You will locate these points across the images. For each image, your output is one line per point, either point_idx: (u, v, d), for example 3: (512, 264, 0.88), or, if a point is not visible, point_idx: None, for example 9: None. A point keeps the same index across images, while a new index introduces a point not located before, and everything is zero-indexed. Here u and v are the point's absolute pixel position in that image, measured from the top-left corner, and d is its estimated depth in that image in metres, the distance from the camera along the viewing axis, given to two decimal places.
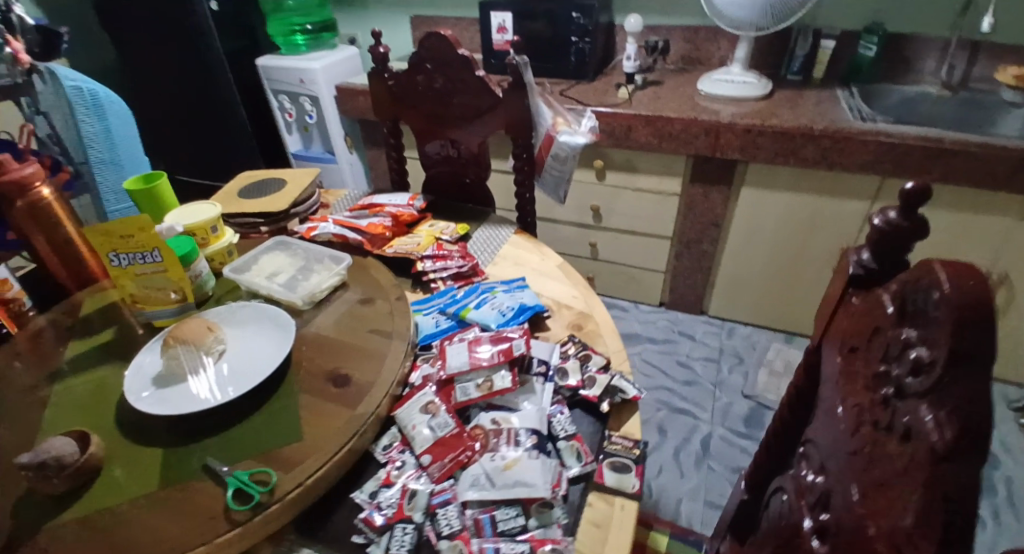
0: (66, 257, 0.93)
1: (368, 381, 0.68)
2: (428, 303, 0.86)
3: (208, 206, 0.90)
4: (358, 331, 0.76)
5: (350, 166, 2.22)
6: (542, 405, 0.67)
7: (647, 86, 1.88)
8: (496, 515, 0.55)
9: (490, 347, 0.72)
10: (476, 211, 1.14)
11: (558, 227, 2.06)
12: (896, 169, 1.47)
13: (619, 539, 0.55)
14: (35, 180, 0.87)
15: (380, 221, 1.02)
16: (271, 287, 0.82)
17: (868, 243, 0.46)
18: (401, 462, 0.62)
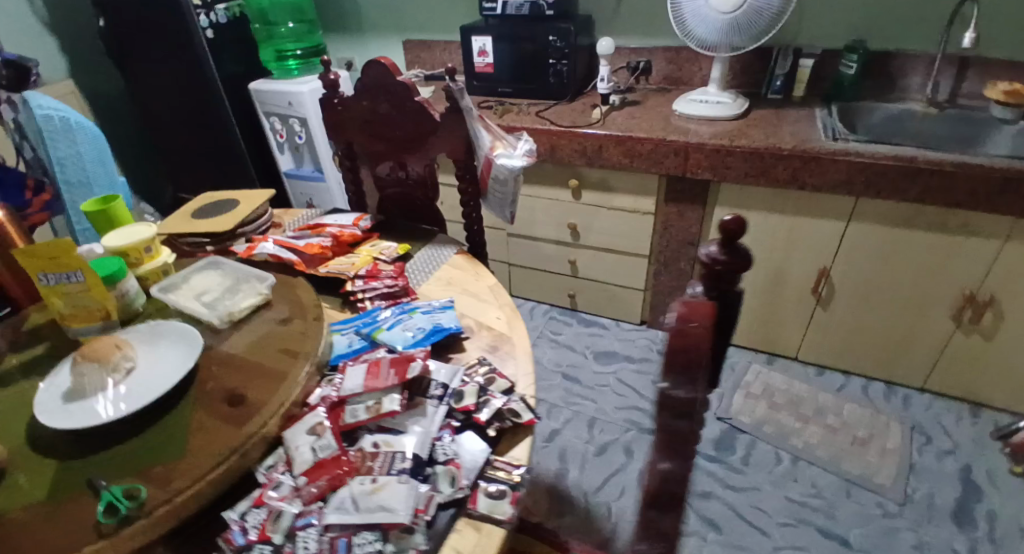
0: (20, 275, 0.97)
1: (261, 401, 0.70)
2: (349, 323, 0.88)
3: (142, 226, 0.95)
4: (269, 353, 0.78)
5: (338, 184, 2.27)
6: (430, 428, 0.67)
7: (624, 106, 1.88)
8: (355, 537, 0.57)
9: (388, 369, 0.72)
10: (424, 231, 1.16)
11: (538, 245, 2.08)
12: (870, 190, 1.40)
13: None
14: None
15: (321, 241, 1.04)
16: (196, 308, 0.86)
17: (701, 278, 0.46)
18: (278, 483, 0.63)
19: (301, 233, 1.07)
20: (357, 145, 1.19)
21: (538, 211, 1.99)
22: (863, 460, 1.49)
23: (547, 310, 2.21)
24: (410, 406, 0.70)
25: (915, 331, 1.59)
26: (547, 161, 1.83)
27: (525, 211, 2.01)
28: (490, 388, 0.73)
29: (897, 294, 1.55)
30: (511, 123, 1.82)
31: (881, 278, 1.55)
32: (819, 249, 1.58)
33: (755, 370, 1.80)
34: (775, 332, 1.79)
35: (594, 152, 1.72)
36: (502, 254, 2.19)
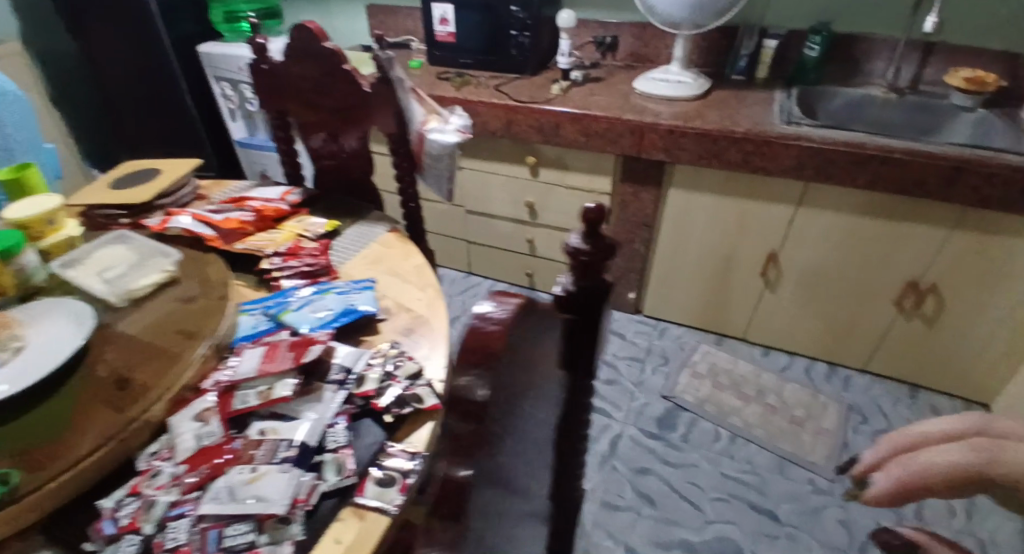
0: None
1: (151, 383, 0.70)
2: (262, 304, 0.86)
3: (49, 197, 0.91)
4: (166, 332, 0.78)
5: None
6: (323, 415, 0.65)
7: (586, 83, 1.84)
8: (226, 526, 0.55)
9: (285, 353, 0.71)
10: (357, 207, 1.12)
11: (497, 223, 2.04)
12: (819, 175, 1.39)
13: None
14: None
15: (241, 216, 1.01)
16: (100, 287, 0.84)
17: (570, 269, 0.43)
18: (158, 471, 0.63)
19: (223, 207, 1.04)
20: (288, 115, 1.13)
21: (497, 188, 1.95)
22: (800, 440, 1.51)
23: (506, 289, 2.19)
24: (306, 391, 0.68)
25: (859, 315, 1.60)
26: (505, 136, 1.78)
27: (483, 188, 1.97)
28: (394, 374, 0.71)
29: (844, 278, 1.56)
30: (468, 96, 1.76)
31: (829, 262, 1.55)
32: (770, 233, 1.58)
33: (705, 351, 1.81)
34: (727, 313, 1.80)
35: (550, 129, 1.68)
36: (462, 231, 2.15)
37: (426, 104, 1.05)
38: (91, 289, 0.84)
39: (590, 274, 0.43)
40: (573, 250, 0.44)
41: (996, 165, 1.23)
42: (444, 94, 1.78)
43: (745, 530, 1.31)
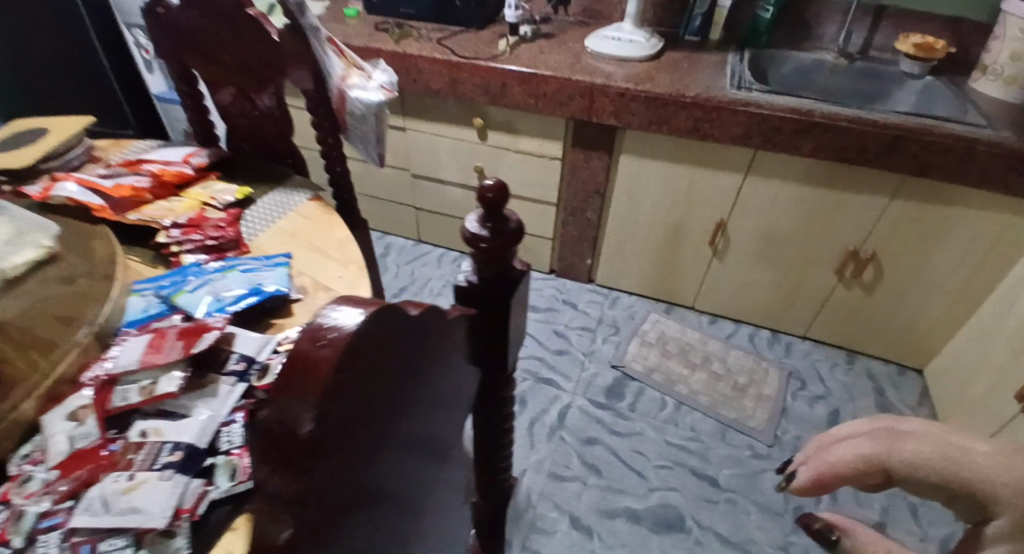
0: None
1: (20, 377, 0.61)
2: (157, 283, 0.77)
3: None
4: (41, 318, 0.68)
5: None
6: (217, 412, 0.59)
7: (535, 39, 1.74)
8: (99, 544, 0.48)
9: (173, 342, 0.63)
10: (277, 174, 1.02)
11: (444, 189, 1.95)
12: (767, 143, 1.36)
13: None
14: None
15: (136, 182, 0.92)
16: None
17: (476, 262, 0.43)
18: (28, 477, 0.54)
19: (114, 171, 0.95)
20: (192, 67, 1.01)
21: (443, 151, 1.85)
22: (741, 406, 1.54)
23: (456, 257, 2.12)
24: (195, 385, 0.61)
25: (802, 283, 1.62)
26: (449, 96, 1.68)
27: (429, 151, 1.87)
28: None
29: (789, 247, 1.56)
30: (410, 51, 1.64)
31: (775, 230, 1.55)
32: (719, 201, 1.55)
33: (654, 320, 1.81)
34: (676, 282, 1.79)
35: (497, 90, 1.59)
36: (408, 198, 2.05)
37: (346, 58, 0.94)
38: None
39: (491, 258, 0.42)
40: (473, 235, 0.42)
41: (937, 134, 1.23)
42: (383, 47, 1.65)
43: (686, 496, 1.33)
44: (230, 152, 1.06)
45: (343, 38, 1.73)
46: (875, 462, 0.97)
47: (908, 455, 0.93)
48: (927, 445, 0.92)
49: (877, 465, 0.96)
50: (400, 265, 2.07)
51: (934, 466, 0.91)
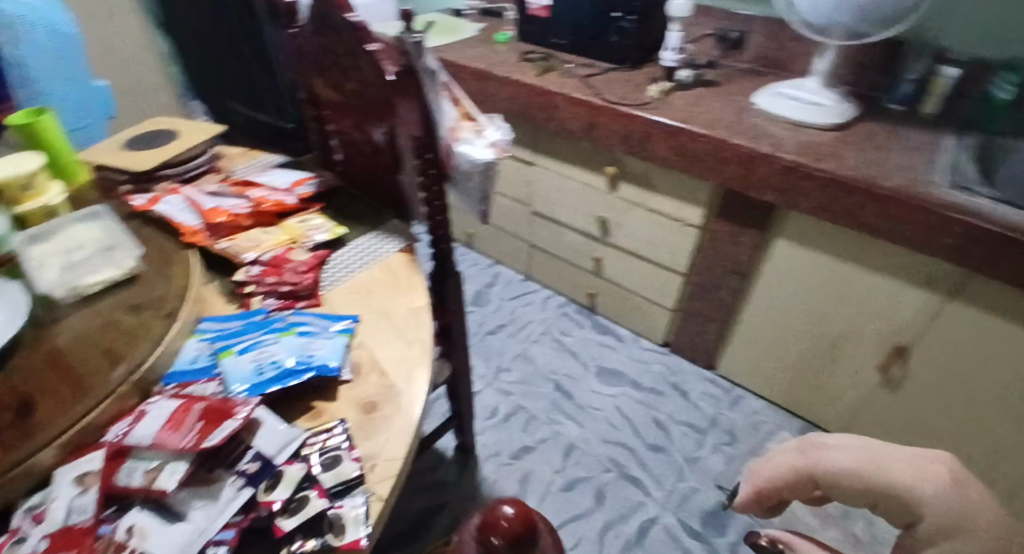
0: None
1: (49, 420, 0.57)
2: (220, 327, 0.72)
3: (31, 157, 0.85)
4: (90, 350, 0.65)
5: None
6: (209, 524, 0.50)
7: (694, 85, 1.54)
8: None
9: (194, 421, 0.56)
10: (375, 219, 0.97)
11: (562, 232, 1.81)
12: (985, 267, 1.03)
13: None
14: None
15: (235, 205, 0.89)
16: (45, 269, 0.75)
17: None
18: (22, 538, 0.48)
19: (224, 191, 0.94)
20: (324, 93, 1.00)
21: (567, 192, 1.71)
22: None
23: (562, 302, 1.94)
24: (200, 482, 0.53)
25: (999, 448, 1.23)
26: (584, 138, 1.54)
27: (554, 190, 1.75)
28: (319, 478, 0.55)
29: (982, 399, 1.20)
30: (550, 86, 1.53)
31: (970, 373, 1.19)
32: (897, 318, 1.24)
33: (784, 440, 1.50)
34: (819, 398, 1.47)
35: (637, 139, 1.42)
36: (524, 232, 1.93)
37: (460, 104, 0.85)
38: (28, 271, 0.74)
39: None
40: None
41: None
42: (524, 79, 1.58)
43: None
44: (338, 184, 1.03)
45: (486, 64, 1.68)
46: (805, 474, 0.60)
47: (832, 465, 0.58)
48: (855, 454, 0.57)
49: (807, 478, 0.60)
50: (502, 298, 1.94)
51: (867, 481, 0.55)
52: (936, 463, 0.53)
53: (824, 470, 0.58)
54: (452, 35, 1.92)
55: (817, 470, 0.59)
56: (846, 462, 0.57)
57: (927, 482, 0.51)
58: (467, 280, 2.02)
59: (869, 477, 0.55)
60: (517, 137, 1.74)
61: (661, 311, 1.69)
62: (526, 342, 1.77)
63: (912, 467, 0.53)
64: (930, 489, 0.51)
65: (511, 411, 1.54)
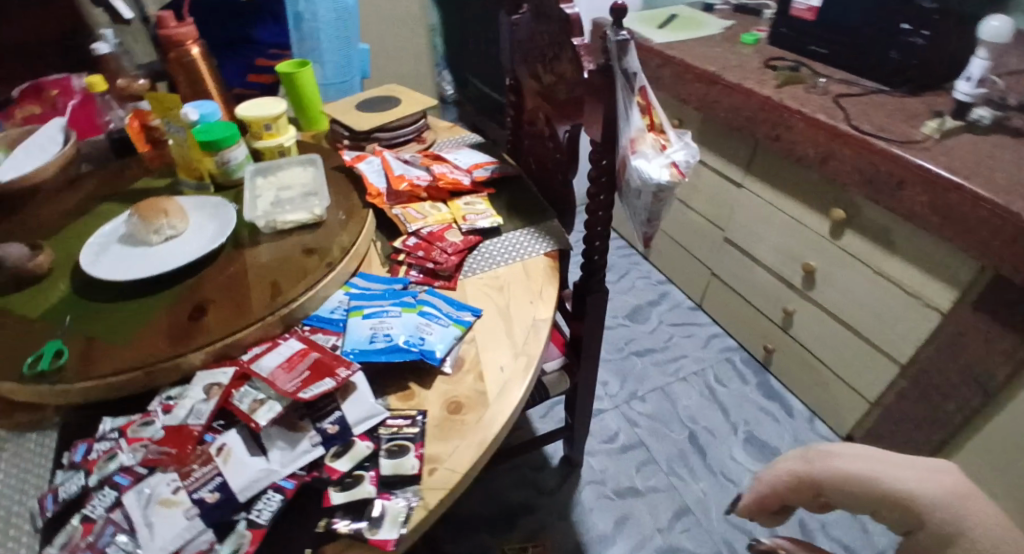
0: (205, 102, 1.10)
1: (210, 328, 0.69)
2: (364, 285, 0.78)
3: (279, 102, 0.98)
4: (261, 277, 0.76)
5: None
6: (275, 467, 0.54)
7: (993, 128, 1.17)
8: (104, 549, 0.49)
9: (302, 371, 0.60)
10: (539, 216, 0.94)
11: (755, 269, 1.58)
12: None
13: None
14: (186, 40, 1.06)
15: (417, 176, 0.94)
16: (259, 199, 0.88)
17: None
18: (151, 421, 0.61)
19: (414, 160, 1.00)
20: (529, 80, 0.99)
21: (773, 226, 1.48)
22: None
23: (729, 346, 1.72)
24: (289, 424, 0.57)
25: None
26: (812, 168, 1.31)
27: (758, 221, 1.52)
28: (379, 463, 0.55)
29: None
30: (788, 101, 1.31)
31: None
32: None
33: None
34: None
35: (887, 185, 1.14)
36: (710, 257, 1.74)
37: (647, 112, 0.78)
38: (245, 198, 0.88)
39: None
40: None
41: None
42: (757, 88, 1.38)
43: None
44: (515, 173, 1.02)
45: (719, 66, 1.52)
46: (813, 483, 0.63)
47: (843, 472, 0.60)
48: (863, 461, 0.60)
49: (813, 484, 0.63)
50: (664, 321, 1.79)
51: (875, 488, 0.57)
52: (937, 473, 0.57)
53: (834, 476, 0.61)
54: (695, 30, 1.77)
55: (831, 480, 0.61)
56: (866, 471, 0.59)
57: (931, 491, 0.56)
58: (634, 290, 1.91)
59: (877, 485, 0.58)
60: (733, 153, 1.56)
61: (856, 396, 1.39)
62: (673, 377, 1.61)
63: (915, 475, 0.57)
64: (933, 497, 0.55)
65: (631, 444, 1.43)
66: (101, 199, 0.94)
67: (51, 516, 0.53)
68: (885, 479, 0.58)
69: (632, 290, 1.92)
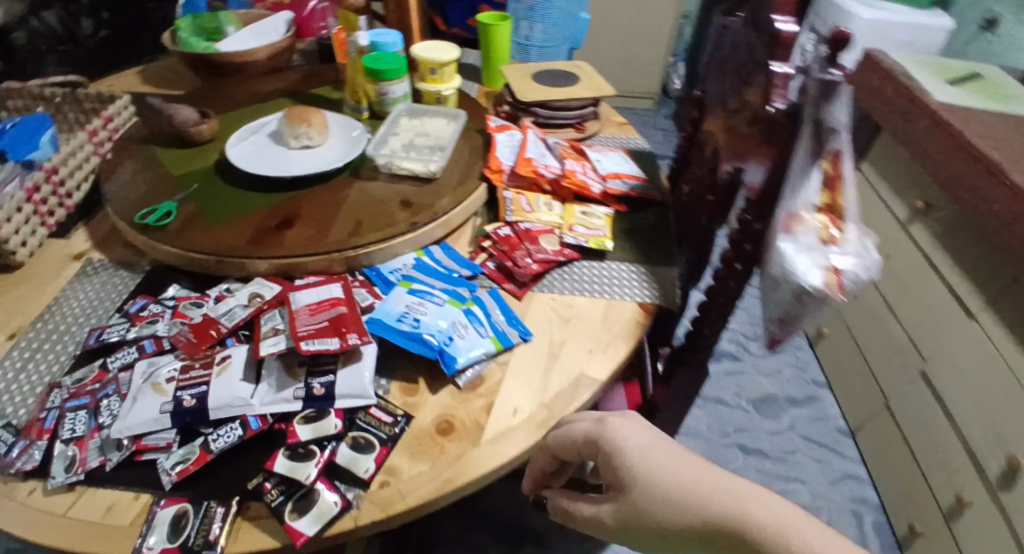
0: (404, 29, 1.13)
1: (284, 242, 0.71)
2: (437, 257, 0.74)
3: (452, 49, 0.98)
4: (349, 214, 0.76)
5: None
6: (252, 400, 0.55)
7: None
8: (100, 401, 0.55)
9: (321, 320, 0.60)
10: (662, 253, 0.77)
11: (943, 426, 1.22)
12: None
13: (80, 535, 0.47)
14: None
15: (547, 165, 0.86)
16: (394, 137, 0.89)
17: None
18: (202, 304, 0.66)
19: (555, 147, 0.91)
20: (714, 97, 0.81)
21: (987, 385, 1.10)
22: None
23: (865, 499, 1.38)
24: (287, 366, 0.57)
25: None
26: None
27: (969, 374, 1.15)
28: (338, 448, 0.52)
29: None
30: None
31: None
32: None
33: None
34: None
35: None
36: (890, 382, 1.40)
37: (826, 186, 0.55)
38: (382, 131, 0.88)
39: None
40: None
41: None
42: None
43: None
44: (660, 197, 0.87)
45: (1007, 152, 1.10)
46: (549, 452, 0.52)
47: (560, 435, 0.51)
48: (582, 419, 0.52)
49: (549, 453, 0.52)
50: (798, 431, 1.50)
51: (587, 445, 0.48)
52: (631, 425, 0.48)
53: (555, 439, 0.51)
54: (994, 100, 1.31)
55: (555, 446, 0.51)
56: (567, 429, 0.51)
57: (618, 435, 0.47)
58: (779, 379, 1.62)
59: (580, 440, 0.49)
60: (972, 271, 1.16)
61: None
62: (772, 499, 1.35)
63: (609, 425, 0.48)
64: (619, 437, 0.47)
65: None
66: (280, 92, 1.03)
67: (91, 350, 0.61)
68: (579, 434, 0.49)
69: (778, 378, 1.63)
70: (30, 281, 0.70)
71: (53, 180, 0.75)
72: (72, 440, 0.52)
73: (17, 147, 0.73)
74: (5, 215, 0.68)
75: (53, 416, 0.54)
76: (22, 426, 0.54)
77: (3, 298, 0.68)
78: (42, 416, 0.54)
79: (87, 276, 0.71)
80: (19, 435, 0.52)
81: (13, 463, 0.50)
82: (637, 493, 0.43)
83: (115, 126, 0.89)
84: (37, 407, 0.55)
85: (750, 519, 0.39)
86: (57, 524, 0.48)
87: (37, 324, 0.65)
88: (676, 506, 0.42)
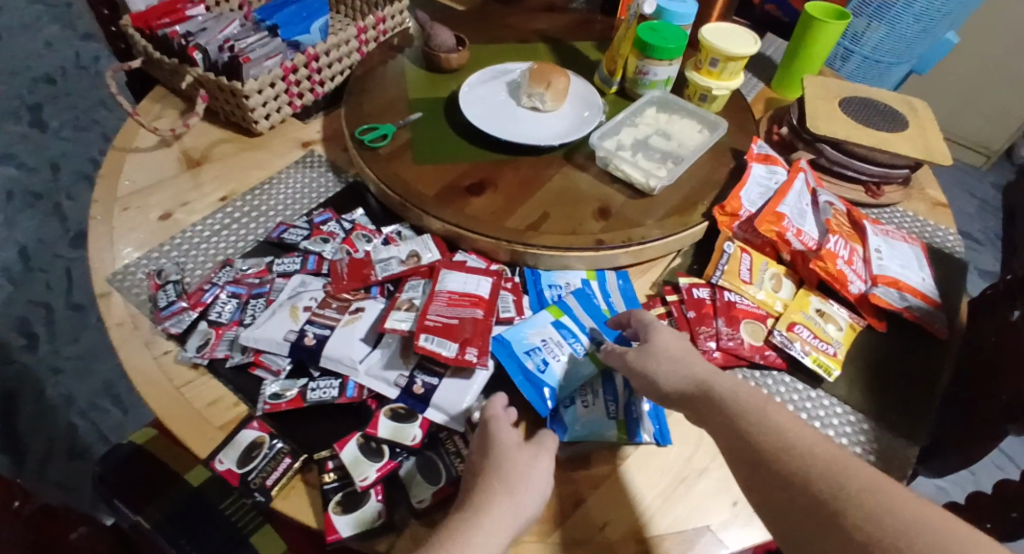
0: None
1: (464, 208, 0.66)
2: (608, 289, 0.63)
3: (750, 42, 0.78)
4: (540, 201, 0.68)
5: None
6: (357, 366, 0.53)
7: None
8: (250, 298, 0.59)
9: (453, 317, 0.54)
10: (908, 418, 0.54)
11: None
12: None
13: (181, 412, 0.52)
14: None
15: (802, 231, 0.64)
16: (630, 127, 0.75)
17: None
18: (369, 239, 0.66)
19: (823, 205, 0.69)
20: None
21: None
22: None
23: None
24: (404, 346, 0.54)
25: None
26: None
27: None
28: (404, 462, 0.49)
29: None
30: None
31: None
32: None
33: None
34: None
35: None
36: None
37: None
38: (620, 117, 0.76)
39: None
40: None
41: None
42: None
43: None
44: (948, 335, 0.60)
45: None
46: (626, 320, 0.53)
47: (633, 313, 0.53)
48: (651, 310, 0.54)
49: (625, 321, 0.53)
50: None
51: (642, 321, 0.51)
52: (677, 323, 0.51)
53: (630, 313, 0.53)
54: None
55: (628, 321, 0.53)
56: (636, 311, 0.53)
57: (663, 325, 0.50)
58: None
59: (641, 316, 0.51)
60: None
61: None
62: None
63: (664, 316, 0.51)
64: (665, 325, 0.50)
65: None
66: (542, 35, 0.95)
67: (270, 243, 0.66)
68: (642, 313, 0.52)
69: None
70: (260, 152, 0.78)
71: (312, 68, 0.80)
72: (213, 324, 0.57)
73: (290, 26, 0.82)
74: (259, 88, 0.75)
75: (213, 292, 0.60)
76: (188, 289, 0.60)
77: (235, 159, 0.77)
78: (205, 289, 0.60)
79: (302, 166, 0.76)
80: (181, 297, 0.59)
81: (164, 322, 0.56)
82: (656, 344, 0.47)
83: (386, 28, 0.91)
84: (207, 277, 0.62)
85: (721, 387, 0.44)
86: (170, 395, 0.53)
87: (247, 196, 0.72)
88: (680, 360, 0.46)
